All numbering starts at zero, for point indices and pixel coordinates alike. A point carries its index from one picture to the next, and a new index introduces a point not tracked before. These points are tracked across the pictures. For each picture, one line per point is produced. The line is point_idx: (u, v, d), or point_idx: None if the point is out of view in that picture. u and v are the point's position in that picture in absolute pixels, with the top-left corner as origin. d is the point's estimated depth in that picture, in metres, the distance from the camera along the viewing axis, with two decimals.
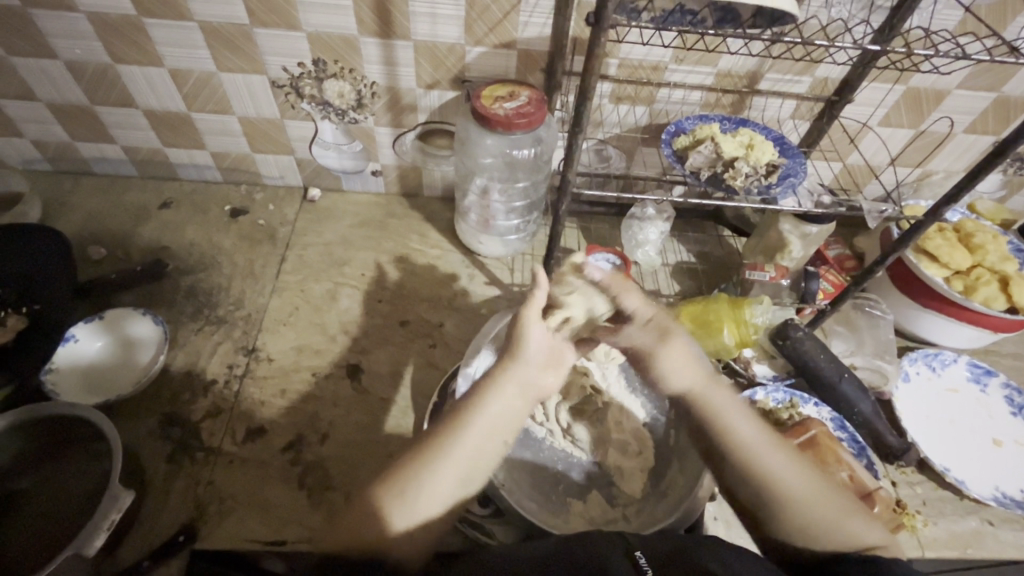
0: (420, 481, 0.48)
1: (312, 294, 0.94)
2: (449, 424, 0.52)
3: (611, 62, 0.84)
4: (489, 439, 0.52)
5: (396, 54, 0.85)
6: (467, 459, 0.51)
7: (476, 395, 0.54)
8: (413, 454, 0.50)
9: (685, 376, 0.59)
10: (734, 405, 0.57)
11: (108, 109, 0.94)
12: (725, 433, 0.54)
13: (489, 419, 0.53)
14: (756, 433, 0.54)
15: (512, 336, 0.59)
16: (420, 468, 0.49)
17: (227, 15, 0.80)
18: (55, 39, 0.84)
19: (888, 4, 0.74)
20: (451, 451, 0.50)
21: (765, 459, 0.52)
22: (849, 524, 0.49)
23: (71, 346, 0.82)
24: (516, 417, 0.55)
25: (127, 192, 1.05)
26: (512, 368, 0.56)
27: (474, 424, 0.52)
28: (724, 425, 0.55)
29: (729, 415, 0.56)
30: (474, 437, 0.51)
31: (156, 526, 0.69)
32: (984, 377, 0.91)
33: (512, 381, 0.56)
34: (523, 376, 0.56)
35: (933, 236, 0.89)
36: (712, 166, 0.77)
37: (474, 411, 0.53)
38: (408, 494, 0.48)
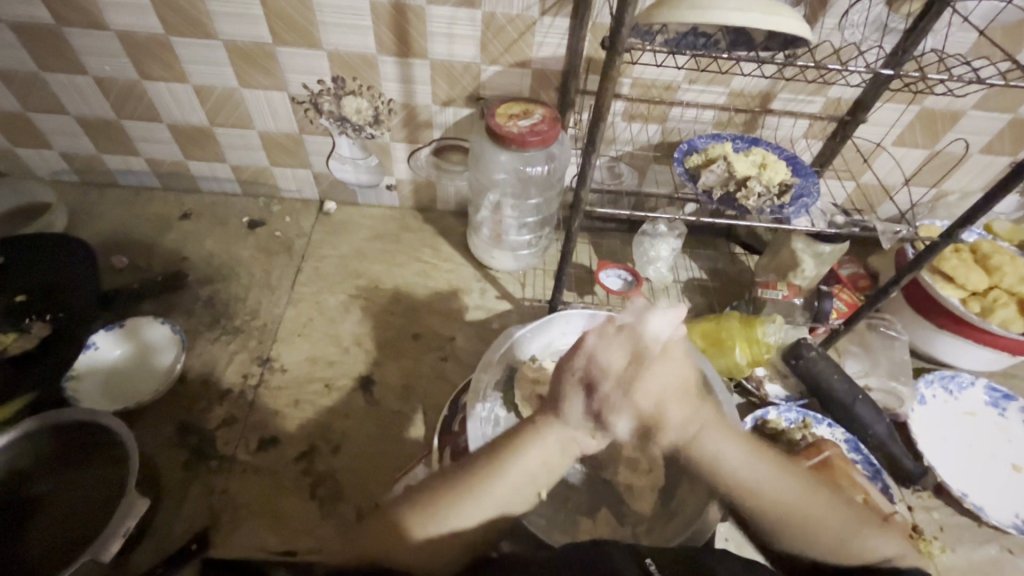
0: (451, 508, 0.51)
1: (325, 306, 0.96)
2: (485, 463, 0.54)
3: (624, 81, 0.85)
4: (520, 488, 0.54)
5: (413, 73, 0.87)
6: (499, 502, 0.53)
7: (515, 441, 0.56)
8: (443, 484, 0.53)
9: (681, 428, 0.58)
10: (726, 442, 0.58)
11: (134, 123, 0.97)
12: (723, 477, 0.57)
13: (525, 471, 0.54)
14: (754, 468, 0.56)
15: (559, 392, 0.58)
16: (450, 502, 0.51)
17: (251, 35, 0.83)
18: (86, 56, 0.87)
19: (902, 26, 0.75)
20: (485, 492, 0.52)
21: (770, 496, 0.55)
22: (860, 542, 0.53)
23: (90, 355, 0.83)
24: (553, 469, 0.57)
25: (150, 203, 1.08)
26: (554, 427, 0.57)
27: (509, 473, 0.54)
28: (718, 472, 0.58)
29: (725, 460, 0.57)
30: (510, 483, 0.54)
31: (169, 532, 0.70)
32: (1003, 401, 0.90)
33: (553, 437, 0.57)
34: (564, 434, 0.57)
35: (949, 257, 0.88)
36: (724, 184, 0.78)
37: (512, 461, 0.55)
38: (435, 517, 0.51)
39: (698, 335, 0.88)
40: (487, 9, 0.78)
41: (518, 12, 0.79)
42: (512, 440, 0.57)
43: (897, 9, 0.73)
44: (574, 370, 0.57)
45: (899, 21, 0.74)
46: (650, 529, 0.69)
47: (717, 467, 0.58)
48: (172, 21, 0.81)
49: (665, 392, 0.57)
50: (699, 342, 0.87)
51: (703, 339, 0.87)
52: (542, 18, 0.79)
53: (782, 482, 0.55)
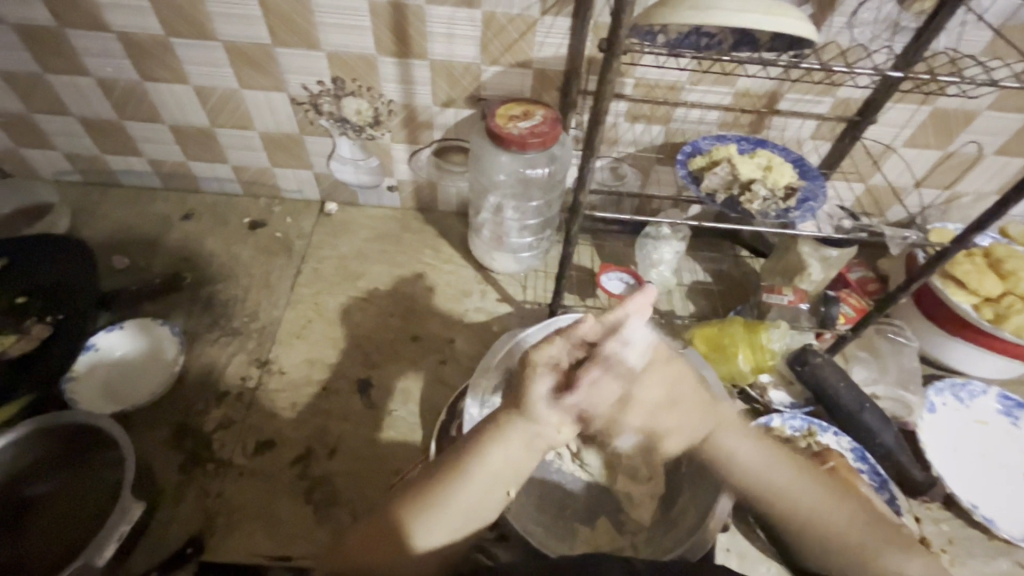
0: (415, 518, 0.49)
1: (325, 308, 0.95)
2: (448, 470, 0.52)
3: (627, 81, 0.84)
4: (487, 490, 0.51)
5: (413, 73, 0.86)
6: (466, 508, 0.50)
7: (477, 442, 0.53)
8: (407, 497, 0.51)
9: (681, 443, 0.60)
10: (746, 443, 0.57)
11: (135, 123, 0.97)
12: (739, 476, 0.56)
13: (487, 473, 0.51)
14: (774, 470, 0.54)
15: (520, 387, 0.55)
16: (410, 513, 0.50)
17: (250, 36, 0.82)
18: (87, 57, 0.87)
19: (913, 25, 0.72)
20: (447, 498, 0.50)
21: (787, 500, 0.53)
22: (881, 555, 0.49)
23: (90, 355, 0.83)
24: (520, 466, 0.53)
25: (152, 203, 1.08)
26: (515, 422, 0.53)
27: (470, 476, 0.51)
28: (735, 469, 0.56)
29: (743, 460, 0.56)
30: (474, 485, 0.51)
31: (165, 534, 0.70)
32: (1016, 410, 0.87)
33: (516, 433, 0.53)
34: (528, 426, 0.54)
35: (961, 262, 0.86)
36: (728, 187, 0.76)
37: (471, 464, 0.52)
38: (399, 530, 0.49)
39: (701, 341, 0.87)
40: (487, 8, 0.77)
41: (519, 12, 0.77)
42: (476, 441, 0.54)
43: (909, 6, 0.71)
44: (542, 359, 0.55)
45: (911, 20, 0.72)
46: (649, 539, 0.68)
47: (734, 467, 0.56)
48: (171, 22, 0.81)
49: (660, 403, 0.60)
50: (702, 348, 0.86)
51: (705, 345, 0.86)
52: (543, 17, 0.78)
53: (797, 481, 0.54)
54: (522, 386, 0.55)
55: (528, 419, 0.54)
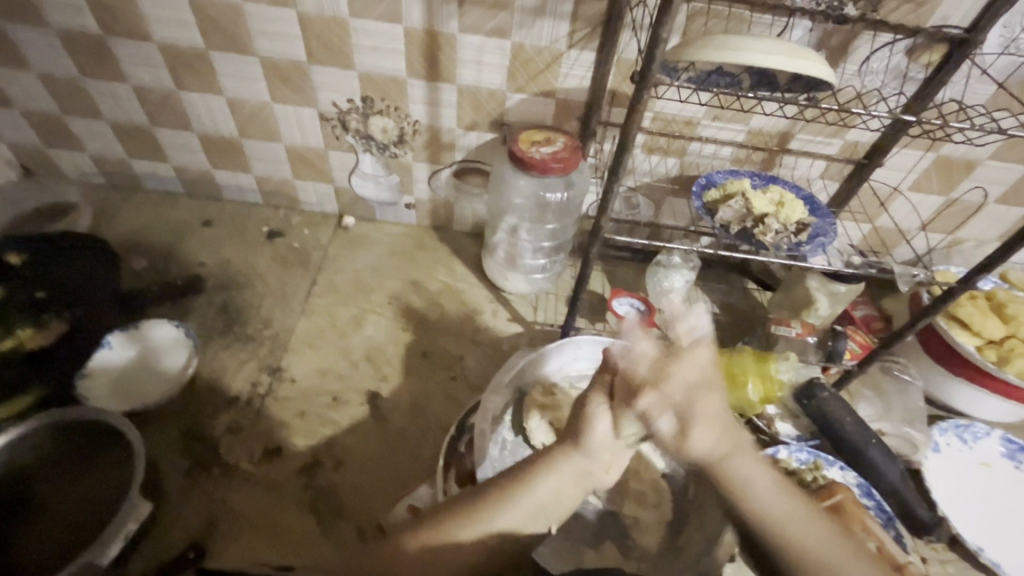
0: (464, 525, 0.53)
1: (338, 319, 0.96)
2: (499, 488, 0.55)
3: (646, 115, 0.87)
4: (529, 518, 0.54)
5: (440, 97, 0.90)
6: (507, 527, 0.54)
7: (534, 470, 0.56)
8: (457, 506, 0.54)
9: (707, 447, 0.52)
10: (759, 473, 0.52)
11: (165, 130, 1.00)
12: (749, 503, 0.51)
13: (534, 502, 0.54)
14: (782, 497, 0.51)
15: (580, 419, 0.57)
16: (455, 521, 0.53)
17: (287, 53, 0.86)
18: (128, 65, 0.90)
19: (921, 75, 0.76)
20: (492, 515, 0.53)
21: (796, 532, 0.49)
22: None
23: (106, 352, 0.84)
24: (565, 502, 0.56)
25: (173, 209, 1.10)
26: (572, 457, 0.56)
27: (518, 503, 0.54)
28: (751, 501, 0.51)
29: (754, 485, 0.52)
30: (519, 511, 0.54)
31: (166, 539, 0.69)
32: (1019, 454, 0.88)
33: (571, 469, 0.56)
34: (582, 463, 0.56)
35: (964, 303, 0.89)
36: (741, 220, 0.78)
37: (524, 490, 0.54)
38: (445, 531, 0.52)
39: None
40: (516, 39, 0.81)
41: (546, 44, 0.81)
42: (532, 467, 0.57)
43: (916, 58, 0.75)
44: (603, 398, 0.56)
45: (919, 70, 0.76)
46: (655, 565, 0.68)
47: (747, 495, 0.51)
48: (213, 36, 0.85)
49: (694, 387, 0.52)
50: None
51: (713, 372, 0.84)
52: (569, 50, 0.82)
53: (788, 499, 0.51)
54: (580, 420, 0.57)
55: (586, 454, 0.56)
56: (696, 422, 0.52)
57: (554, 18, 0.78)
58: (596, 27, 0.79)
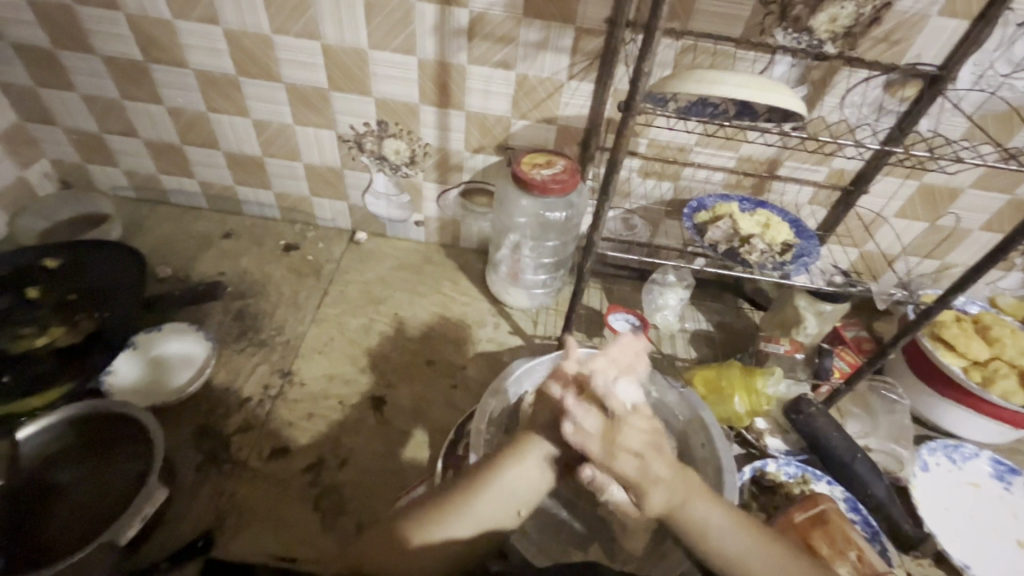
0: (445, 515, 0.57)
1: (347, 327, 1.01)
2: (472, 479, 0.60)
3: (641, 141, 0.93)
4: (503, 504, 0.59)
5: (449, 122, 0.96)
6: (484, 515, 0.58)
7: (501, 459, 0.61)
8: (438, 497, 0.58)
9: (663, 498, 0.58)
10: (714, 511, 0.59)
11: (194, 148, 1.08)
12: (712, 548, 0.58)
13: (506, 488, 0.59)
14: (739, 540, 0.58)
15: (540, 412, 0.65)
16: (436, 513, 0.57)
17: (311, 80, 0.93)
18: (164, 89, 0.98)
19: (898, 108, 0.82)
20: (468, 503, 0.58)
21: (754, 570, 0.57)
22: None
23: (128, 351, 0.89)
24: (535, 484, 0.62)
25: (197, 222, 1.17)
26: (536, 443, 0.63)
27: (491, 488, 0.59)
28: (713, 542, 0.58)
29: (713, 530, 0.58)
30: (492, 496, 0.59)
31: (177, 529, 0.73)
32: (1007, 475, 0.89)
33: (534, 453, 0.62)
34: (544, 448, 0.63)
35: (949, 325, 0.92)
36: (729, 240, 0.83)
37: (494, 475, 0.60)
38: (426, 522, 0.56)
39: (699, 382, 0.91)
40: (520, 71, 0.88)
41: (548, 75, 0.88)
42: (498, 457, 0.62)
43: (893, 92, 0.81)
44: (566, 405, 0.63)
45: (895, 104, 0.81)
46: (640, 568, 0.70)
47: (707, 538, 0.58)
48: (243, 63, 0.93)
49: (641, 453, 0.58)
50: (700, 389, 0.90)
51: (703, 386, 0.90)
52: (569, 81, 0.88)
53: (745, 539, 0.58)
54: (537, 414, 0.66)
55: (546, 440, 0.63)
56: (650, 490, 0.57)
57: (555, 51, 0.85)
58: (594, 60, 0.85)
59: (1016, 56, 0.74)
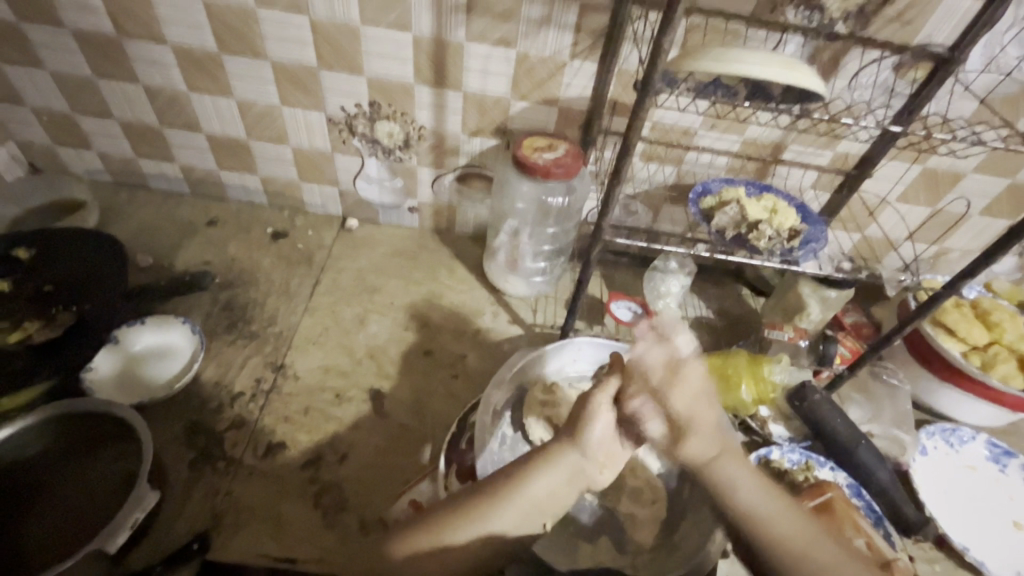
0: (465, 524, 0.55)
1: (341, 318, 0.98)
2: (496, 489, 0.57)
3: (645, 124, 0.90)
4: (528, 514, 0.57)
5: (446, 103, 0.92)
6: (507, 524, 0.56)
7: (528, 469, 0.58)
8: (460, 505, 0.56)
9: (701, 451, 0.59)
10: (742, 474, 0.59)
11: (174, 130, 1.02)
12: (738, 504, 0.58)
13: (532, 500, 0.57)
14: (766, 501, 0.58)
15: (580, 420, 0.62)
16: (455, 520, 0.55)
17: (299, 57, 0.88)
18: (140, 67, 0.92)
19: (907, 91, 0.80)
20: (490, 514, 0.55)
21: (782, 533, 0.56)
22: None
23: (111, 347, 0.86)
24: (561, 502, 0.59)
25: (179, 208, 1.12)
26: (570, 454, 0.60)
27: (517, 500, 0.57)
28: (733, 497, 0.59)
29: (739, 486, 0.59)
30: (516, 508, 0.57)
31: (170, 531, 0.70)
32: (1003, 457, 0.90)
33: (565, 465, 0.59)
34: (578, 462, 0.60)
35: (950, 310, 0.92)
36: (736, 226, 0.81)
37: (521, 489, 0.57)
38: (441, 531, 0.54)
39: (705, 371, 0.90)
40: (522, 49, 0.84)
41: (550, 54, 0.84)
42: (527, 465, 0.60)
43: (903, 75, 0.79)
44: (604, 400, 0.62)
45: (905, 86, 0.80)
46: (650, 561, 0.69)
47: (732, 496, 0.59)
48: (226, 40, 0.87)
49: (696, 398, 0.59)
50: (707, 378, 0.89)
51: (710, 375, 0.89)
52: (572, 60, 0.85)
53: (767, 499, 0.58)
54: (576, 420, 0.62)
55: (582, 451, 0.60)
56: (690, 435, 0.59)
57: (557, 29, 0.81)
58: (598, 38, 0.82)
59: None
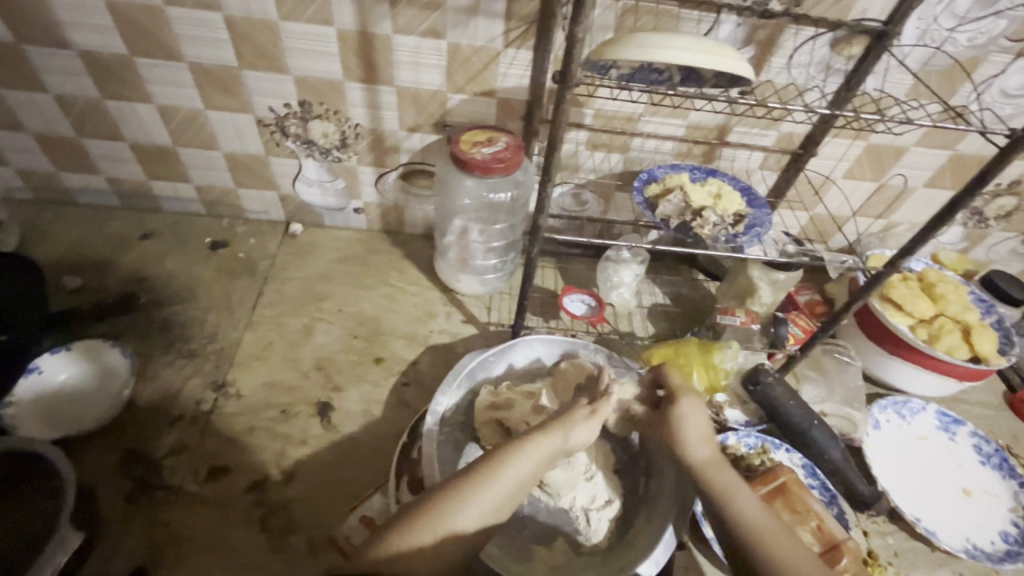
0: (458, 509, 0.53)
1: (286, 329, 0.94)
2: (484, 471, 0.56)
3: (587, 112, 0.88)
4: (500, 505, 0.55)
5: (380, 99, 0.88)
6: (496, 505, 0.55)
7: (513, 451, 0.58)
8: (449, 490, 0.54)
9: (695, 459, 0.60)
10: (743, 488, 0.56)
11: (93, 141, 0.96)
12: (732, 507, 0.54)
13: (520, 478, 0.57)
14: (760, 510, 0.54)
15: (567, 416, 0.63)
16: (449, 505, 0.53)
17: (217, 57, 0.83)
18: (46, 75, 0.86)
19: (845, 67, 0.79)
20: (481, 493, 0.54)
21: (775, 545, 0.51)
22: None
23: (36, 376, 0.80)
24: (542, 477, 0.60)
25: (108, 223, 1.06)
26: (556, 437, 0.60)
27: (507, 478, 0.56)
28: (737, 503, 0.55)
29: (741, 495, 0.55)
30: (506, 486, 0.56)
31: (104, 571, 0.66)
32: (952, 426, 0.92)
33: (550, 445, 0.60)
34: (563, 442, 0.61)
35: (896, 285, 0.93)
36: (681, 214, 0.80)
37: (509, 468, 0.57)
38: (436, 519, 0.52)
39: (657, 360, 0.89)
40: (452, 39, 0.80)
41: (483, 43, 0.81)
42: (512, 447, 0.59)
43: (839, 51, 0.78)
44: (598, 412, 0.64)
45: (842, 63, 0.79)
46: (605, 560, 0.68)
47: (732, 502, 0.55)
48: (136, 42, 0.81)
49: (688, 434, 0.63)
50: (658, 367, 0.88)
51: (662, 365, 0.88)
52: (506, 49, 0.81)
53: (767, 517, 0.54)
54: (566, 415, 0.63)
55: (562, 438, 0.61)
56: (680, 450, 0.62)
57: (487, 17, 0.78)
58: (530, 25, 0.78)
59: (959, 9, 0.73)
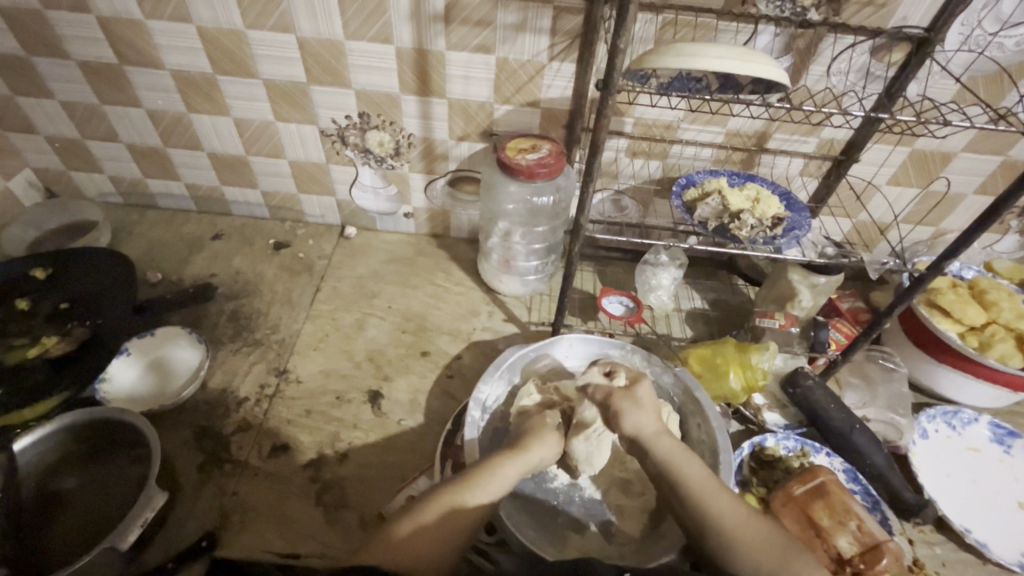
0: (441, 516, 0.55)
1: (341, 323, 1.01)
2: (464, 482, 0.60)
3: (627, 120, 0.92)
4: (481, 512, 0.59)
5: (432, 110, 0.95)
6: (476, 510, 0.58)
7: (489, 463, 0.63)
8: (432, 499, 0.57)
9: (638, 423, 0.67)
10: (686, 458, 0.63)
11: (177, 150, 1.07)
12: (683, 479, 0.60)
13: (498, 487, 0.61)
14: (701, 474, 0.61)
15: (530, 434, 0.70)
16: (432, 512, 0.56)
17: (289, 74, 0.92)
18: (142, 91, 0.97)
19: (885, 74, 0.80)
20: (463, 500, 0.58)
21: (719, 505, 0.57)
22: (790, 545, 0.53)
23: (124, 358, 0.90)
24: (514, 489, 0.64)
25: (185, 225, 1.16)
26: (526, 452, 0.67)
27: (485, 486, 0.60)
28: (681, 470, 0.61)
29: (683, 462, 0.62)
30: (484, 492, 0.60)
31: (179, 532, 0.73)
32: (1007, 438, 0.89)
33: (523, 461, 0.66)
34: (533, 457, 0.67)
35: (945, 292, 0.91)
36: (719, 217, 0.82)
37: (486, 477, 0.61)
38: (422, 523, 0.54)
39: (695, 361, 0.91)
40: (501, 54, 0.86)
41: (529, 57, 0.86)
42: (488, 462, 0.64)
43: (880, 58, 0.79)
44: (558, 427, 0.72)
45: (883, 69, 0.80)
46: (638, 549, 0.70)
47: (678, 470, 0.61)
48: (219, 62, 0.91)
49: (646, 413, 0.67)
50: (695, 367, 0.90)
51: (699, 365, 0.90)
52: (550, 62, 0.87)
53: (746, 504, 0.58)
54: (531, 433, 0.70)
55: (532, 453, 0.67)
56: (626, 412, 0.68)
57: (534, 32, 0.83)
58: (574, 39, 0.83)
59: (1004, 14, 0.73)
